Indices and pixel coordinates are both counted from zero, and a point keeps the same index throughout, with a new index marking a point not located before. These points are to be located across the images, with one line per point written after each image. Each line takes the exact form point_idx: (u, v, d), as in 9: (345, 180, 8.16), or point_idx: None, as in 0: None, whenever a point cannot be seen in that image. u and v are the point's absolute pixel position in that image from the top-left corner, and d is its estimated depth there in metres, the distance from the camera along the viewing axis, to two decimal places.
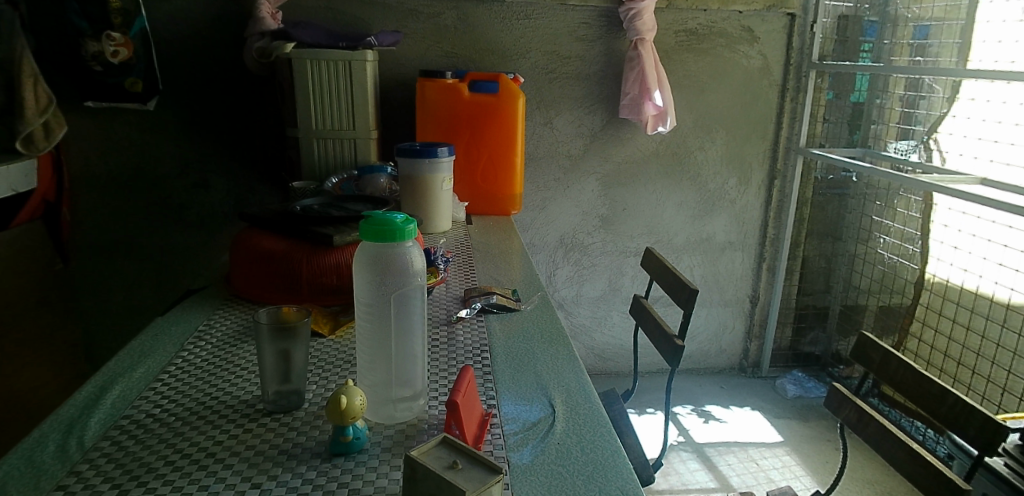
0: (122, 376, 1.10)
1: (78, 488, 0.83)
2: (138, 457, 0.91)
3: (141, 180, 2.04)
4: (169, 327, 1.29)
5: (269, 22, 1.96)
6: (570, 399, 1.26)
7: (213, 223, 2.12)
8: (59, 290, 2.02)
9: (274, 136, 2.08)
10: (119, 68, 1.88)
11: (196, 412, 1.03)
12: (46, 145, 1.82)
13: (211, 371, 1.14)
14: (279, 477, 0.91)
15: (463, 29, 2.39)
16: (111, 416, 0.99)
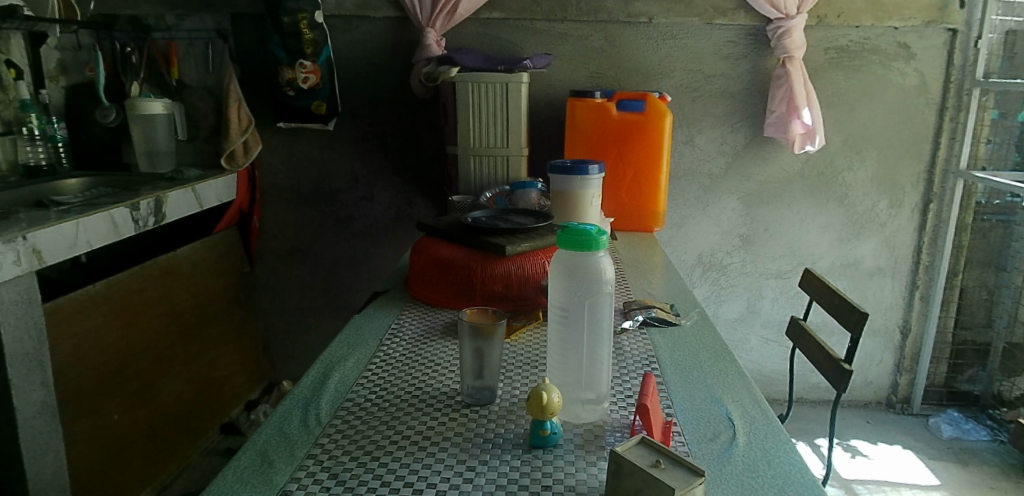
0: (338, 364, 1.23)
1: (325, 457, 0.95)
2: (366, 435, 1.02)
3: (317, 193, 2.23)
4: (366, 323, 1.42)
5: (435, 49, 2.10)
6: (748, 414, 1.24)
7: (376, 234, 2.27)
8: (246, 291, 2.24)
9: (434, 154, 2.22)
10: (308, 93, 2.05)
11: (406, 400, 1.13)
12: (244, 160, 2.03)
13: (411, 364, 1.25)
14: (489, 463, 0.98)
15: (609, 50, 2.41)
16: (337, 398, 1.11)
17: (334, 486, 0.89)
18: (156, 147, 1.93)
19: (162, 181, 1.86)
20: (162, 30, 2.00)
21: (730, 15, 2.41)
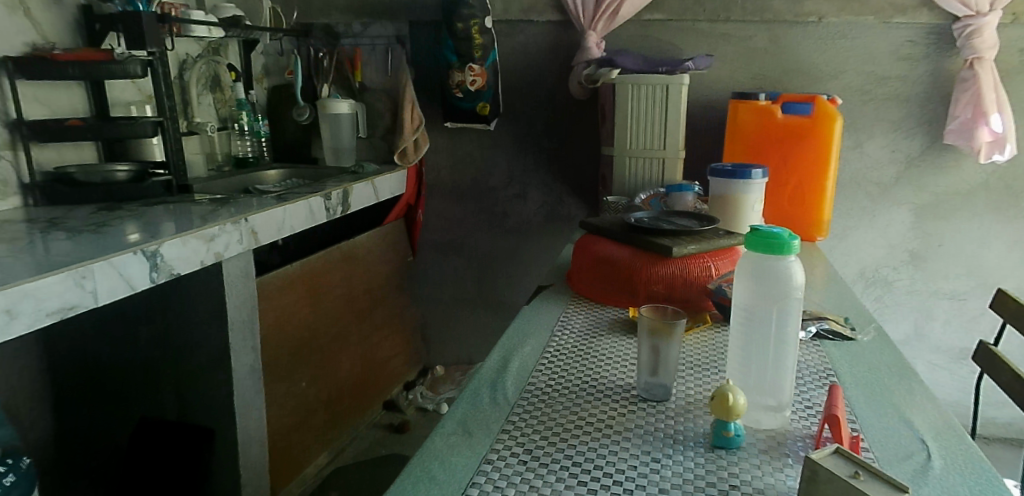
0: (516, 349, 1.29)
1: (517, 434, 1.02)
2: (553, 418, 1.07)
3: (475, 190, 2.33)
4: (535, 314, 1.47)
5: (595, 51, 2.07)
6: (944, 438, 1.12)
7: (528, 231, 2.31)
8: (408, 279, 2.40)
9: (590, 155, 2.22)
10: (474, 95, 2.14)
11: (584, 388, 1.17)
12: (414, 157, 2.17)
13: (584, 355, 1.29)
14: (673, 457, 0.99)
15: (774, 51, 2.26)
16: (520, 380, 1.18)
17: (528, 461, 0.95)
18: (341, 144, 2.09)
19: (346, 175, 2.02)
20: (350, 37, 2.22)
21: (911, 13, 2.16)
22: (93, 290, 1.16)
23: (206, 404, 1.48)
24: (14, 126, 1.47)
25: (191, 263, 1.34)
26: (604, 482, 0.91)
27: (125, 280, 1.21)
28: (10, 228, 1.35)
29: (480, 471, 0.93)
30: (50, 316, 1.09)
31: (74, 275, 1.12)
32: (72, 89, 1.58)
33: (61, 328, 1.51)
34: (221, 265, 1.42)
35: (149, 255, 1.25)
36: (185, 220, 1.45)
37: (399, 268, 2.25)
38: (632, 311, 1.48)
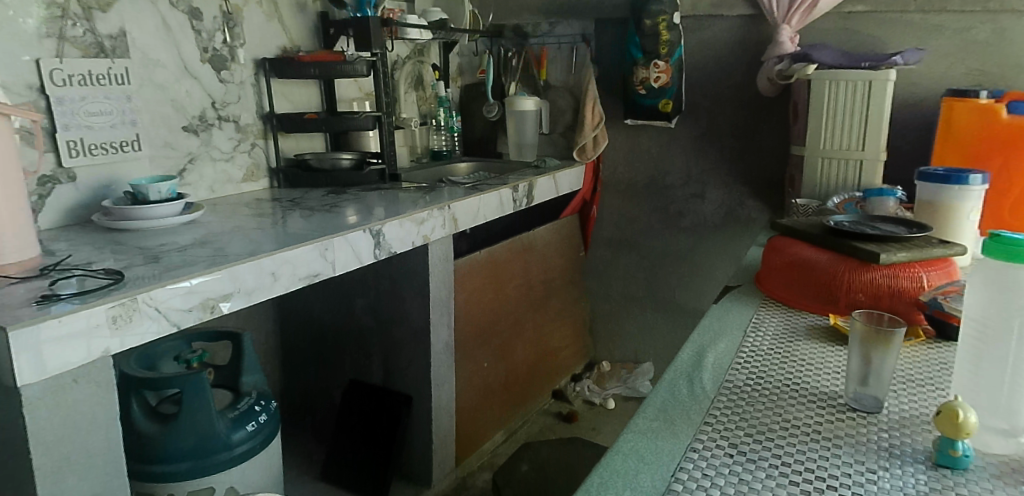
0: (709, 347, 1.27)
1: (720, 426, 0.98)
2: (754, 416, 1.01)
3: (651, 188, 2.32)
4: (726, 315, 1.44)
5: (789, 46, 1.94)
6: None
7: (704, 232, 2.25)
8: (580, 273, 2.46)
9: (780, 154, 2.09)
10: (657, 91, 2.13)
11: (784, 391, 1.09)
12: (593, 154, 2.21)
13: (782, 360, 1.21)
14: (891, 470, 0.85)
15: (999, 44, 1.84)
16: (717, 377, 1.15)
17: (735, 454, 0.91)
18: (525, 139, 2.19)
19: (528, 169, 2.10)
20: (537, 36, 2.31)
21: None
22: (333, 261, 1.33)
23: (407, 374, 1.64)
24: (267, 118, 1.73)
25: (404, 243, 1.48)
26: (818, 486, 0.83)
27: (355, 253, 1.38)
28: (264, 205, 1.58)
29: (687, 457, 0.91)
30: (301, 280, 1.27)
31: (319, 246, 1.30)
32: (309, 87, 1.83)
33: (298, 295, 1.75)
34: (427, 246, 1.55)
35: (374, 233, 1.41)
36: (395, 206, 1.60)
37: (573, 263, 2.32)
38: (833, 319, 1.38)
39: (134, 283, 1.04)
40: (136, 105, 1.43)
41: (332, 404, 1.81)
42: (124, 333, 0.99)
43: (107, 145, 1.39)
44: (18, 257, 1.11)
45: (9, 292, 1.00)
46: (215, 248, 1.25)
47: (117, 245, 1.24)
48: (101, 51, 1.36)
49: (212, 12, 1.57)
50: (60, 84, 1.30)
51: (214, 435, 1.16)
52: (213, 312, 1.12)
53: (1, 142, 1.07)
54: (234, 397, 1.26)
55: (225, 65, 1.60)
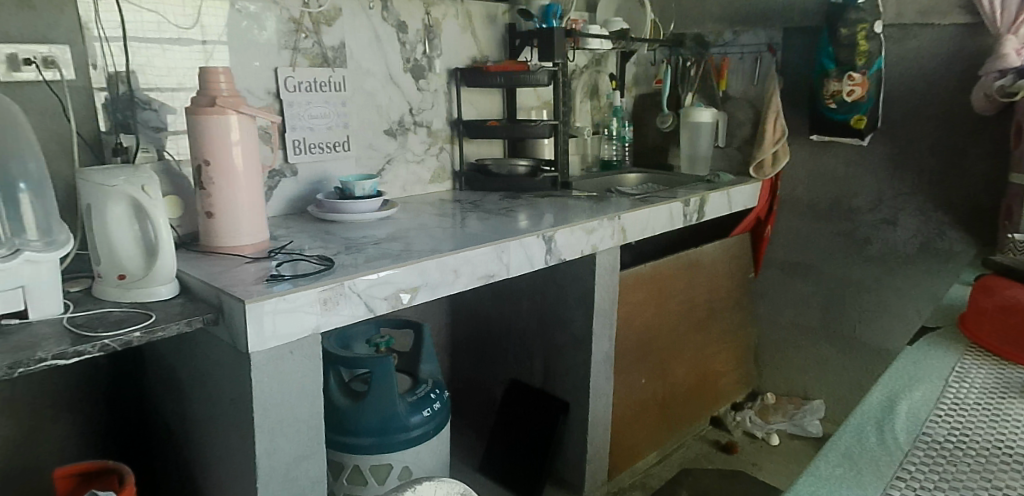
0: (902, 393, 1.16)
1: (916, 484, 0.90)
2: (957, 478, 0.91)
3: (834, 211, 2.16)
4: (924, 360, 1.31)
5: (1015, 59, 1.65)
6: None
7: (894, 263, 2.06)
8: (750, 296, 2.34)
9: (997, 181, 1.84)
10: (850, 106, 1.96)
11: (995, 454, 0.97)
12: (770, 171, 2.11)
13: (993, 418, 1.08)
14: None
15: None
16: (912, 428, 1.05)
17: None
18: (698, 152, 2.14)
19: (701, 183, 2.04)
20: (718, 46, 2.23)
21: None
22: (508, 263, 1.38)
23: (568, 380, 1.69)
24: (455, 123, 1.90)
25: (574, 251, 1.51)
26: None
27: (528, 257, 1.42)
28: (447, 206, 1.71)
29: None
30: (479, 280, 1.34)
31: (497, 248, 1.36)
32: (493, 95, 1.98)
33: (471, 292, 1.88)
34: (595, 256, 1.57)
35: (546, 239, 1.44)
36: (564, 213, 1.62)
37: (740, 285, 2.22)
38: None
39: (339, 271, 1.16)
40: (348, 109, 1.66)
41: (492, 397, 1.93)
42: (330, 314, 1.10)
43: (323, 144, 1.62)
44: (252, 240, 1.28)
45: (244, 270, 1.16)
46: (405, 243, 1.36)
47: (326, 235, 1.41)
48: (325, 60, 1.60)
49: (416, 25, 1.75)
50: (292, 89, 1.55)
51: (397, 416, 1.28)
52: (401, 302, 1.21)
53: (246, 138, 1.24)
54: (414, 383, 1.39)
55: (423, 74, 1.80)
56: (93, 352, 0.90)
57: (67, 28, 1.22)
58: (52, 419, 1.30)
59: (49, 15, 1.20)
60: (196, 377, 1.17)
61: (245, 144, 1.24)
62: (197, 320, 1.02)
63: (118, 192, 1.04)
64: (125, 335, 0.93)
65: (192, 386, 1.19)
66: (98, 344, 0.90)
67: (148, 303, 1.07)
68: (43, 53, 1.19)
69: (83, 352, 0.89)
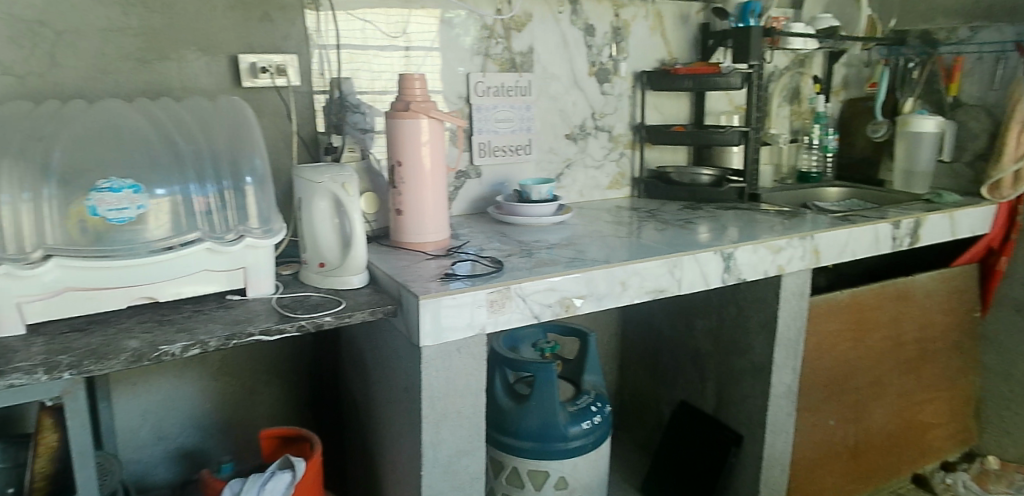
0: None
1: None
2: None
3: None
4: None
5: None
6: None
7: None
8: (975, 339, 1.97)
9: None
10: None
11: None
12: (1010, 193, 1.76)
13: None
14: None
15: None
16: None
17: None
18: (916, 166, 1.87)
19: (918, 202, 1.77)
20: (951, 44, 1.92)
21: None
22: (680, 279, 1.31)
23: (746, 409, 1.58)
24: (637, 129, 1.85)
25: (756, 271, 1.39)
26: None
27: (704, 275, 1.33)
28: (623, 214, 1.68)
29: None
30: (649, 294, 1.28)
31: (670, 262, 1.29)
32: (681, 99, 1.90)
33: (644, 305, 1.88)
34: (781, 277, 1.43)
35: (725, 256, 1.34)
36: (749, 228, 1.50)
37: (962, 325, 1.89)
38: None
39: (509, 274, 1.18)
40: (532, 113, 1.69)
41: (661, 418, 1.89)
42: (497, 315, 1.12)
43: (507, 148, 1.67)
44: (435, 237, 1.35)
45: (425, 266, 1.23)
46: (577, 250, 1.35)
47: (502, 236, 1.46)
48: (513, 65, 1.64)
49: (604, 28, 1.74)
50: (481, 94, 1.61)
51: (556, 425, 1.29)
52: (567, 310, 1.20)
53: (434, 140, 1.31)
54: (576, 393, 1.39)
55: (609, 78, 1.78)
56: (292, 331, 1.00)
57: (296, 39, 1.38)
58: (266, 384, 1.48)
59: (284, 29, 1.36)
60: (379, 364, 1.27)
61: (434, 146, 1.31)
62: (380, 311, 1.09)
63: (323, 188, 1.15)
64: (318, 318, 1.02)
65: (375, 371, 1.29)
66: (296, 323, 1.00)
67: (342, 290, 1.18)
68: (277, 62, 1.36)
69: (284, 330, 0.99)
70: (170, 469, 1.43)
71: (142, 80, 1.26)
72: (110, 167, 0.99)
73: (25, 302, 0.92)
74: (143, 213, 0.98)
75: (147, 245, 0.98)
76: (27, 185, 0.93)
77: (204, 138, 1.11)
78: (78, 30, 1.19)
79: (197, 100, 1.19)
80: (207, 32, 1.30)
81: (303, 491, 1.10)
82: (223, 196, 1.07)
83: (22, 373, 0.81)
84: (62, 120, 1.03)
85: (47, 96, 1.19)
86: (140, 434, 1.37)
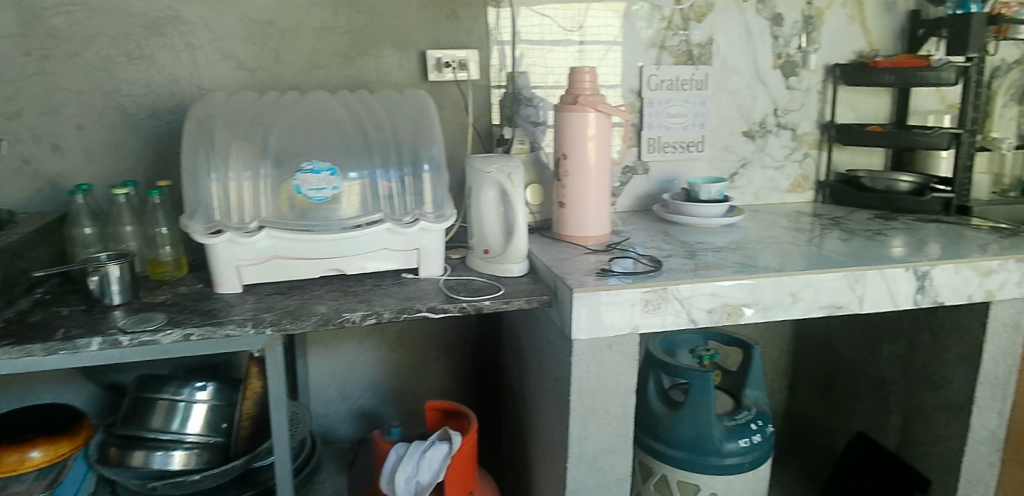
0: None
1: None
2: None
3: None
4: None
5: None
6: None
7: None
8: None
9: None
10: None
11: None
12: None
13: None
14: None
15: None
16: None
17: None
18: None
19: None
20: None
21: None
22: (861, 296, 1.19)
23: (937, 451, 1.40)
24: (826, 127, 1.71)
25: (958, 295, 1.22)
26: None
27: (891, 294, 1.20)
28: (802, 220, 1.56)
29: None
30: (822, 309, 1.18)
31: (850, 276, 1.18)
32: (882, 96, 1.71)
33: (821, 322, 1.77)
34: (990, 304, 1.25)
35: (919, 274, 1.20)
36: (955, 245, 1.32)
37: None
38: None
39: (669, 274, 1.15)
40: (707, 108, 1.62)
41: (833, 446, 1.77)
42: (652, 316, 1.11)
43: (677, 144, 1.62)
44: (595, 231, 1.36)
45: (584, 260, 1.24)
46: (746, 255, 1.28)
47: (666, 235, 1.43)
48: (690, 58, 1.59)
49: (794, 17, 1.61)
50: (654, 88, 1.58)
51: (710, 437, 1.25)
52: (728, 317, 1.15)
53: (602, 135, 1.31)
54: (735, 407, 1.35)
55: (795, 72, 1.65)
56: (454, 311, 1.06)
57: (478, 34, 1.45)
58: (434, 359, 1.60)
59: (468, 25, 1.44)
60: (535, 352, 1.31)
61: (600, 140, 1.31)
62: (536, 300, 1.13)
63: (491, 178, 1.19)
64: (479, 302, 1.08)
65: (531, 359, 1.34)
66: (459, 305, 1.07)
67: (503, 277, 1.23)
68: (460, 57, 1.44)
69: (448, 309, 1.06)
70: (351, 426, 1.59)
71: (345, 74, 1.41)
72: (313, 151, 1.11)
73: (243, 265, 1.08)
74: (337, 193, 1.10)
75: (340, 222, 1.10)
76: (250, 165, 1.09)
77: (392, 127, 1.20)
78: (297, 29, 1.36)
79: (389, 93, 1.30)
80: (401, 30, 1.41)
81: (458, 463, 1.17)
82: (404, 182, 1.15)
83: (236, 325, 0.95)
84: (280, 109, 1.18)
85: (270, 87, 1.38)
86: (327, 391, 1.55)
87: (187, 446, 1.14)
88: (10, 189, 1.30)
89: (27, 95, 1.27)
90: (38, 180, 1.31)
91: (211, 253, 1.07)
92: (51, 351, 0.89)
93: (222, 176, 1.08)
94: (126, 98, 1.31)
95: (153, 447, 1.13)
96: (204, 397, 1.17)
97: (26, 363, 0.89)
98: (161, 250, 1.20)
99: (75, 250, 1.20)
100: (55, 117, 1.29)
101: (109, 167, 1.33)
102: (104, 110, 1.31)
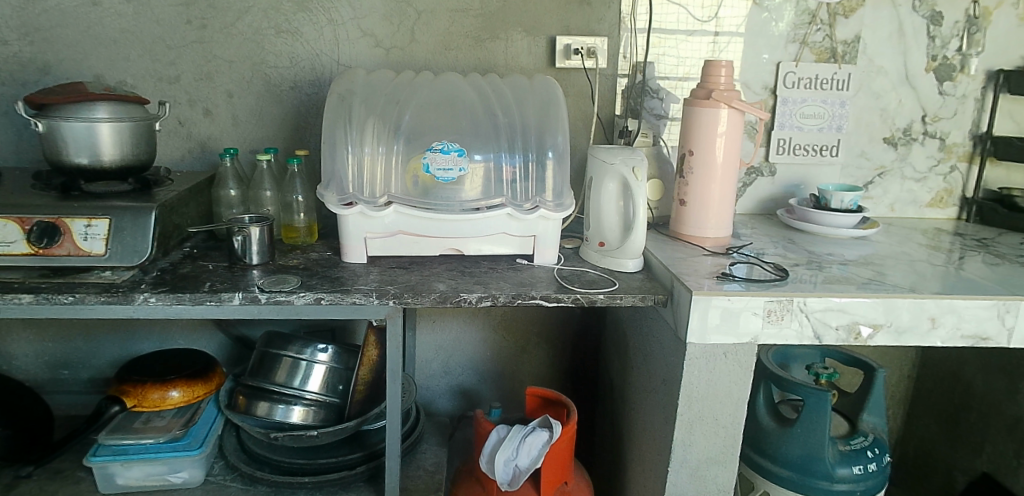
0: None
1: None
2: None
3: None
4: None
5: None
6: None
7: None
8: None
9: None
10: None
11: None
12: None
13: None
14: None
15: None
16: None
17: None
18: None
19: None
20: None
21: None
22: (1011, 328, 1.08)
23: None
24: (980, 139, 1.55)
25: None
26: None
27: None
28: (943, 238, 1.43)
29: None
30: (965, 339, 1.08)
31: (1001, 306, 1.07)
32: None
33: (951, 349, 1.63)
34: None
35: None
36: None
37: None
38: None
39: (794, 285, 1.09)
40: (847, 110, 1.51)
41: (951, 486, 1.63)
42: (774, 327, 1.05)
43: (809, 146, 1.53)
44: (714, 233, 1.31)
45: (701, 261, 1.20)
46: (878, 271, 1.19)
47: (790, 242, 1.36)
48: (833, 56, 1.49)
49: (955, 16, 1.47)
50: (790, 86, 1.49)
51: (821, 459, 1.18)
52: (856, 337, 1.07)
53: (732, 131, 1.25)
54: (850, 431, 1.27)
55: (951, 76, 1.51)
56: (568, 302, 1.05)
57: (609, 22, 1.42)
58: (535, 345, 1.60)
59: (599, 12, 1.41)
60: (641, 351, 1.28)
61: (730, 137, 1.25)
62: (650, 298, 1.10)
63: (614, 170, 1.17)
64: (592, 295, 1.06)
65: (636, 358, 1.31)
66: (572, 296, 1.05)
67: (616, 272, 1.21)
68: (589, 44, 1.42)
69: (561, 299, 1.05)
70: (450, 402, 1.63)
71: (474, 57, 1.42)
72: (442, 131, 1.13)
73: (370, 237, 1.13)
74: (463, 175, 1.12)
75: (461, 204, 1.12)
76: (383, 141, 1.13)
77: (519, 111, 1.20)
78: (432, 11, 1.39)
79: (517, 79, 1.29)
80: (532, 14, 1.40)
81: (556, 452, 1.18)
82: (527, 167, 1.15)
83: (362, 294, 0.99)
84: (414, 88, 1.21)
85: (403, 66, 1.41)
86: (430, 365, 1.59)
87: (306, 403, 1.21)
88: (166, 148, 1.42)
89: (186, 62, 1.37)
90: (190, 141, 1.42)
91: (342, 223, 1.12)
92: (199, 302, 0.97)
93: (357, 150, 1.12)
94: (273, 70, 1.39)
95: (276, 400, 1.21)
96: (324, 359, 1.23)
97: (177, 310, 0.97)
98: (295, 217, 1.27)
99: (220, 209, 1.29)
100: (209, 83, 1.39)
101: (253, 133, 1.42)
102: (251, 80, 1.39)
